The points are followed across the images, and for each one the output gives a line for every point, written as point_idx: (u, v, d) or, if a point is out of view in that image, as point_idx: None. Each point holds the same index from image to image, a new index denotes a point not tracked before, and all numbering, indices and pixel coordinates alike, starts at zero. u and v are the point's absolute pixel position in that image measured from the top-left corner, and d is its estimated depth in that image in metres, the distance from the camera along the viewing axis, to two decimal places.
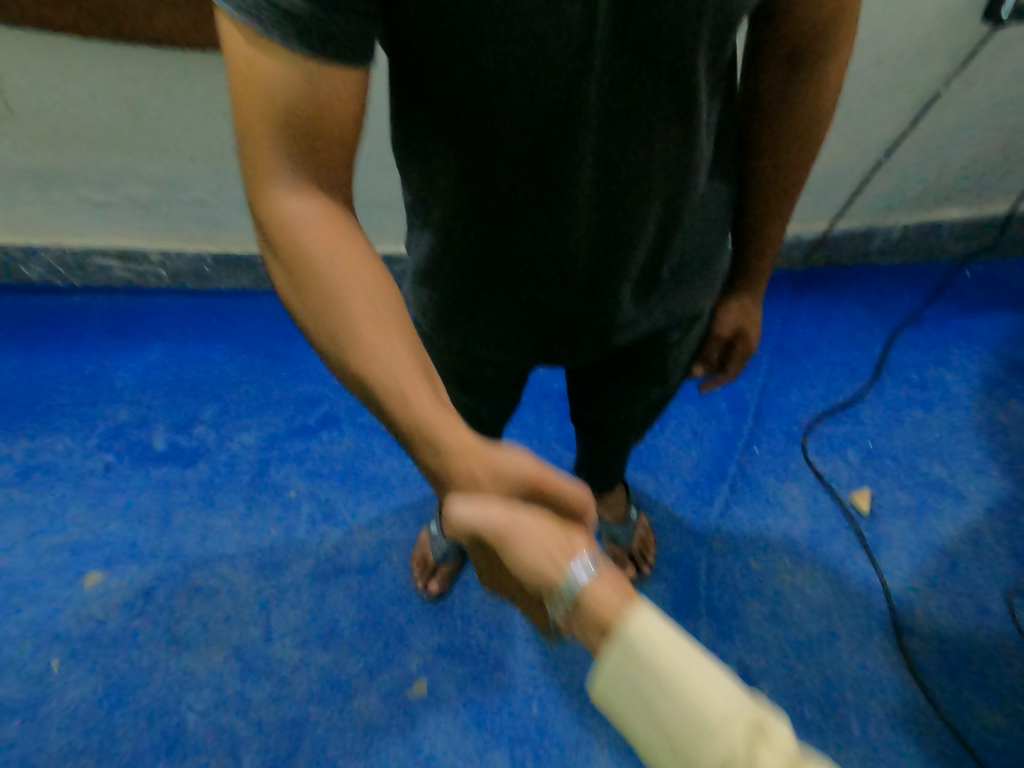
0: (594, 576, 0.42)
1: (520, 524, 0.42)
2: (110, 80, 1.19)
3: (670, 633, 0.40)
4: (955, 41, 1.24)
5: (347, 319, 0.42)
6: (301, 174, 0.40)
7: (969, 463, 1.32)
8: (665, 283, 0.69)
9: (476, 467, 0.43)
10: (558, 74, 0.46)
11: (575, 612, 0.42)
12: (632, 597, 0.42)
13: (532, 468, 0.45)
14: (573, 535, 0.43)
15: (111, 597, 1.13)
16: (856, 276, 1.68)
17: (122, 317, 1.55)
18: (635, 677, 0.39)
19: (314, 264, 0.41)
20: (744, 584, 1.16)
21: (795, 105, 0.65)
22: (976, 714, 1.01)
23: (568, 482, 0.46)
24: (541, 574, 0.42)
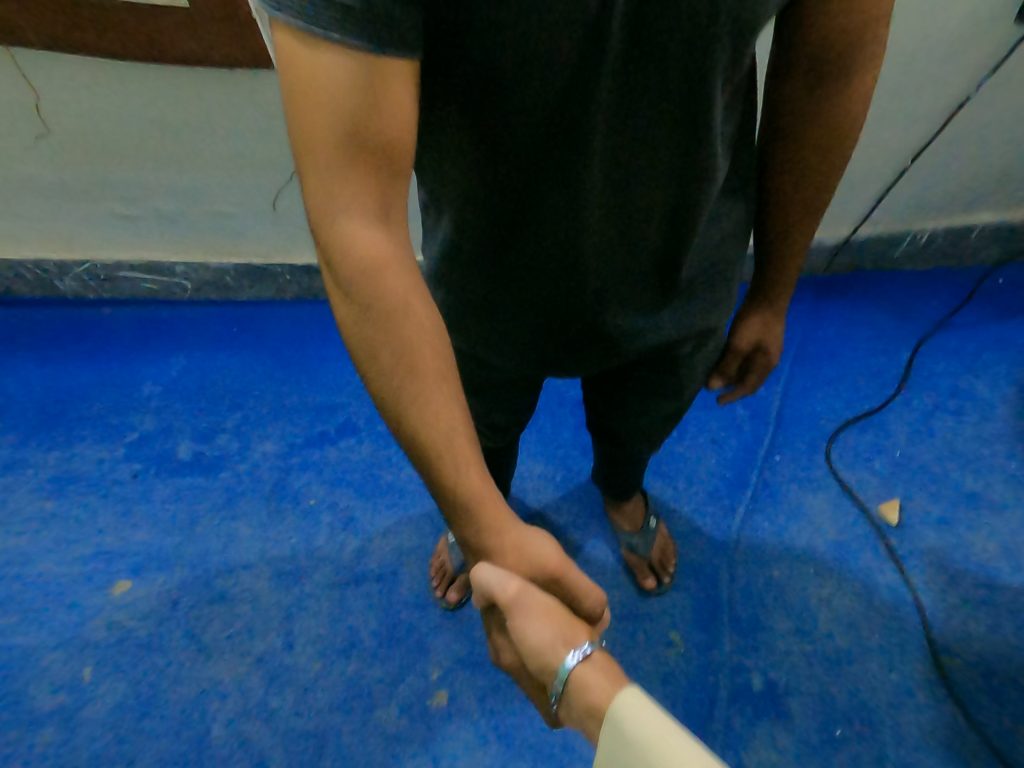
0: (584, 661, 0.43)
1: (531, 606, 0.42)
2: (138, 99, 1.22)
3: (653, 717, 0.39)
4: (982, 41, 1.22)
5: (403, 365, 0.42)
6: (368, 206, 0.40)
7: (1003, 473, 1.27)
8: (681, 288, 0.68)
9: (505, 540, 0.45)
10: (566, 75, 0.46)
11: (569, 696, 0.43)
12: (628, 687, 0.42)
13: (559, 559, 0.45)
14: (576, 628, 0.44)
15: (136, 604, 1.15)
16: (880, 281, 1.65)
17: (148, 328, 1.59)
18: (624, 765, 0.39)
19: (374, 304, 0.42)
20: (768, 597, 1.13)
21: (820, 120, 0.64)
22: (1015, 734, 0.97)
23: (590, 584, 0.46)
24: (539, 657, 0.43)
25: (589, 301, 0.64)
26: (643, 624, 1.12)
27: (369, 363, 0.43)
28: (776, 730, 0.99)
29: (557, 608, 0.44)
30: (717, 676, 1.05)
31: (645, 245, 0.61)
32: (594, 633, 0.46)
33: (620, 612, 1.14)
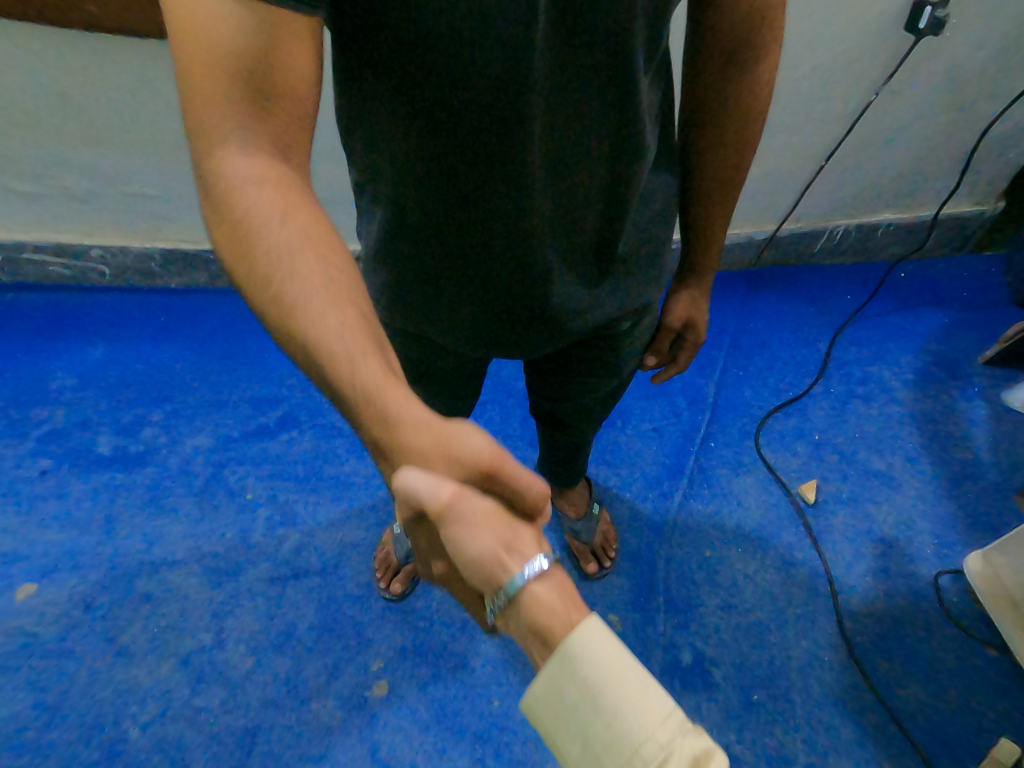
0: (539, 574, 0.38)
1: (467, 512, 0.37)
2: (41, 67, 1.14)
3: (612, 653, 0.38)
4: (882, 52, 1.32)
5: (290, 280, 0.38)
6: (249, 133, 0.39)
7: (906, 453, 1.39)
8: (616, 267, 0.70)
9: (424, 442, 0.38)
10: (500, 39, 0.46)
11: (517, 608, 0.38)
12: (585, 615, 0.39)
13: (491, 453, 0.39)
14: (518, 529, 0.39)
15: (46, 608, 1.08)
16: (804, 276, 1.76)
17: (63, 316, 1.48)
18: (572, 692, 0.37)
19: (255, 231, 0.38)
20: (699, 575, 1.19)
21: (732, 104, 0.68)
22: (910, 690, 1.06)
23: (528, 477, 0.40)
24: (480, 568, 0.38)
25: (531, 277, 0.64)
26: (584, 604, 1.15)
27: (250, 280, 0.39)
28: (701, 699, 1.04)
29: (497, 509, 0.39)
30: (651, 651, 1.09)
31: (583, 221, 0.62)
32: (544, 536, 0.41)
33: None
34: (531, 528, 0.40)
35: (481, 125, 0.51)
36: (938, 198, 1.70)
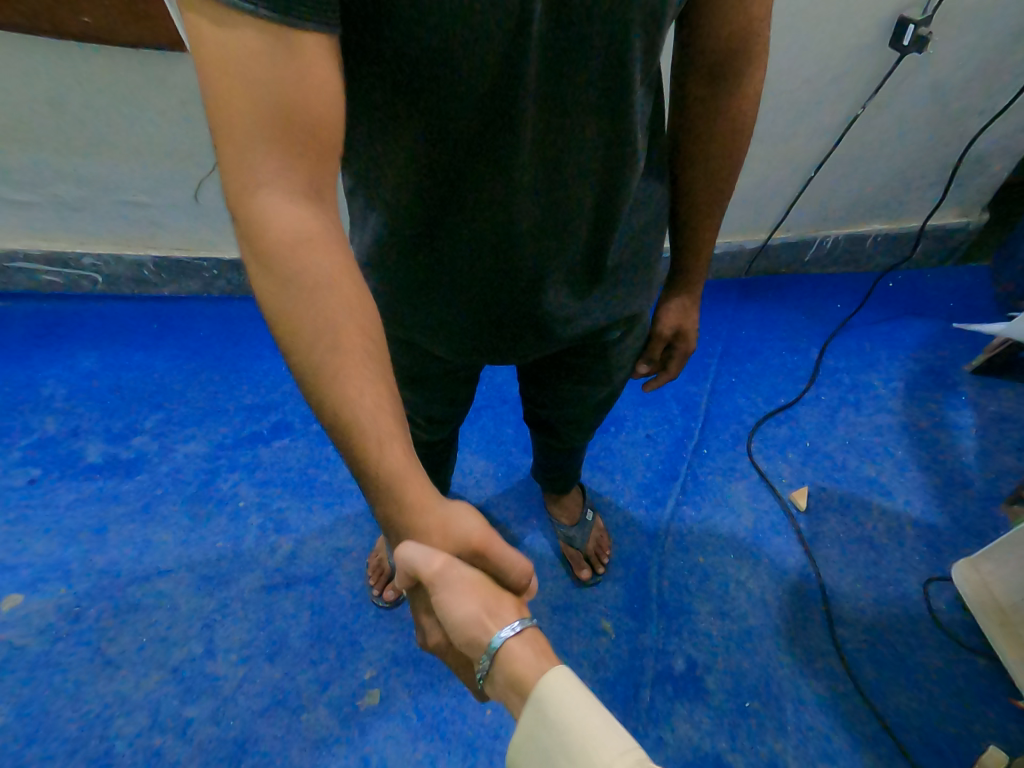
0: (517, 635, 0.42)
1: (455, 580, 0.41)
2: (33, 77, 1.14)
3: (575, 694, 0.41)
4: (867, 67, 1.35)
5: (319, 334, 0.40)
6: (284, 177, 0.38)
7: (895, 460, 1.40)
8: (609, 277, 0.70)
9: (426, 513, 0.42)
10: (502, 67, 0.48)
11: (497, 669, 0.42)
12: (555, 664, 0.43)
13: (482, 531, 0.44)
14: (501, 598, 0.43)
15: (33, 618, 1.07)
16: (795, 285, 1.78)
17: (55, 324, 1.48)
18: (542, 738, 0.40)
19: (284, 275, 0.40)
20: (692, 581, 1.20)
21: (719, 118, 0.70)
22: (901, 696, 1.07)
23: (514, 555, 0.45)
24: (465, 631, 0.41)
25: (527, 295, 0.66)
26: (577, 612, 1.15)
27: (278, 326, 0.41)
28: (694, 706, 1.04)
29: (483, 581, 0.43)
30: (643, 658, 1.09)
31: (579, 237, 0.63)
32: (524, 605, 0.45)
33: (556, 602, 1.17)
34: (513, 598, 0.45)
35: (485, 153, 0.53)
36: (925, 209, 1.73)
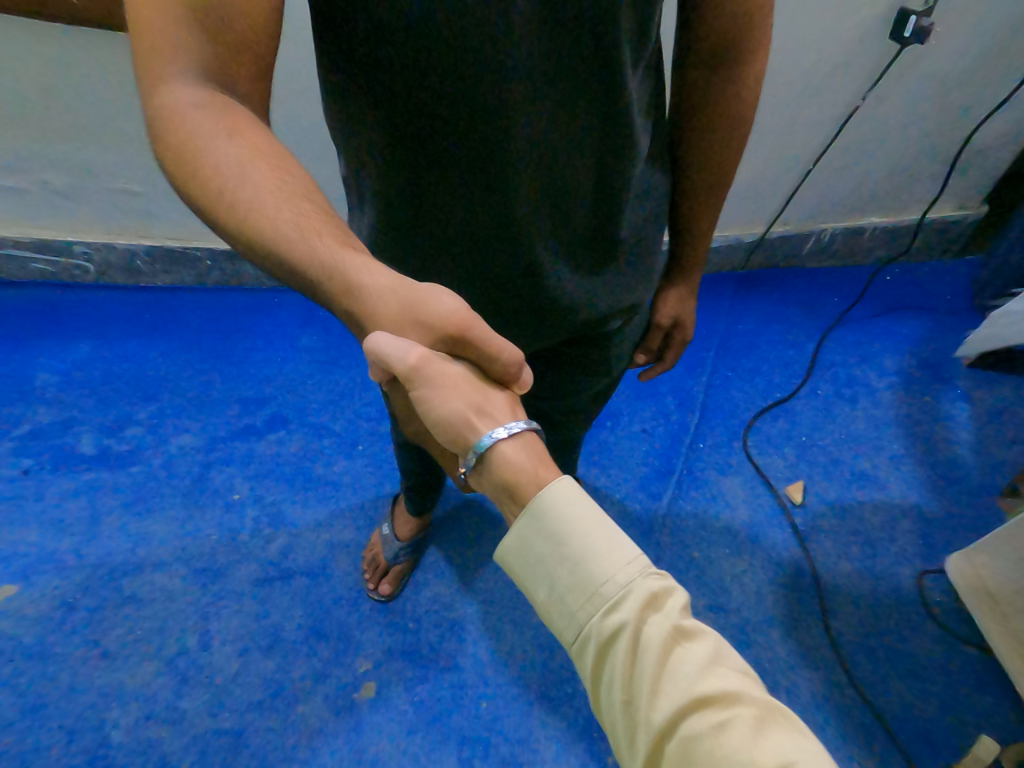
0: (510, 437, 0.42)
1: (436, 372, 0.42)
2: (19, 61, 1.12)
3: (584, 512, 0.40)
4: (869, 57, 1.33)
5: (243, 184, 0.39)
6: (185, 53, 0.38)
7: (890, 454, 1.40)
8: (610, 261, 0.69)
9: (394, 306, 0.42)
10: (490, 53, 0.47)
11: (485, 468, 0.42)
12: (558, 474, 0.42)
13: (459, 316, 0.42)
14: (487, 395, 0.44)
15: (26, 609, 1.07)
16: (792, 279, 1.77)
17: (46, 314, 1.46)
18: (546, 547, 0.39)
19: (198, 144, 0.38)
20: (687, 574, 1.20)
21: (717, 97, 0.68)
22: (893, 690, 1.07)
23: (496, 347, 0.43)
24: (453, 428, 0.43)
25: (528, 283, 0.64)
26: None
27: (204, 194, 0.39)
28: None
29: (466, 376, 0.44)
30: None
31: (576, 217, 0.62)
32: (517, 406, 0.45)
33: None
34: (501, 395, 0.45)
35: (465, 111, 0.50)
36: (922, 203, 1.72)
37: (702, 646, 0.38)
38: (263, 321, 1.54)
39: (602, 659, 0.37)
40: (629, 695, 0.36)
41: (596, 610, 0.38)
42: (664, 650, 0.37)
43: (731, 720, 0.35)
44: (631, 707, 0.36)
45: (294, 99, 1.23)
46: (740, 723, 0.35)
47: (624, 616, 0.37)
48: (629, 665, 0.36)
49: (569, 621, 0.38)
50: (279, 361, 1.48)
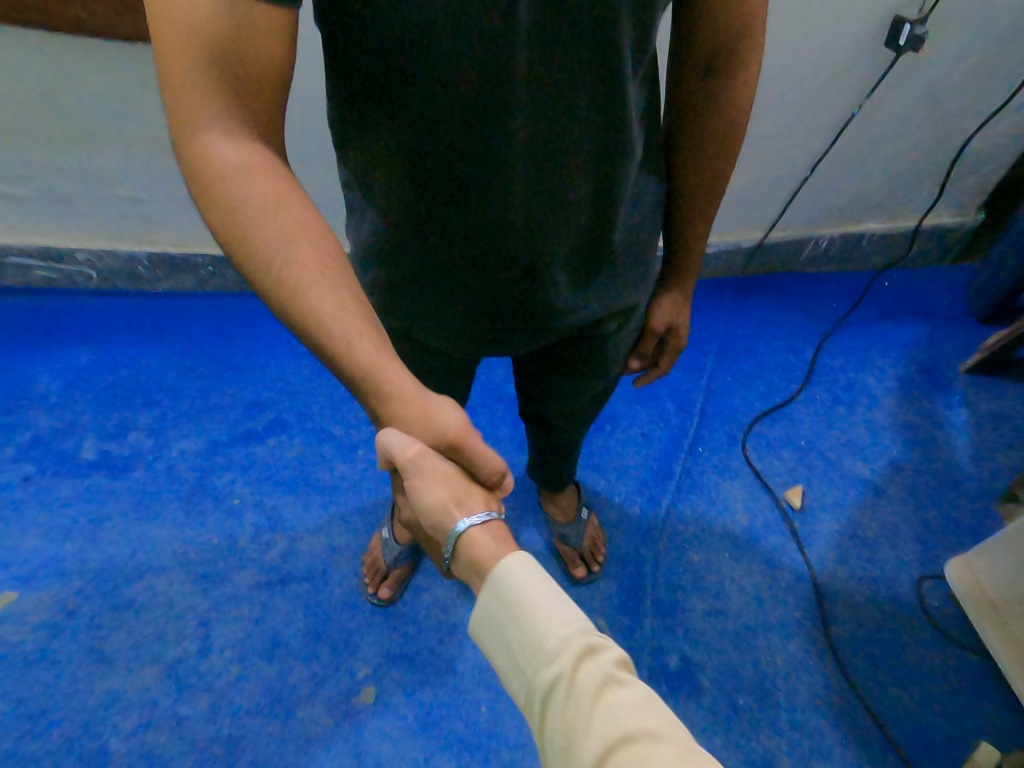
0: (480, 525, 0.45)
1: (430, 470, 0.44)
2: (23, 70, 1.13)
3: (529, 572, 0.42)
4: (864, 66, 1.35)
5: (285, 259, 0.41)
6: (236, 126, 0.40)
7: (888, 459, 1.41)
8: (605, 267, 0.69)
9: (409, 405, 0.44)
10: (489, 62, 0.48)
11: (458, 552, 0.45)
12: (515, 549, 0.45)
13: (459, 426, 0.45)
14: (469, 490, 0.46)
15: (26, 614, 1.07)
16: (791, 284, 1.78)
17: (48, 321, 1.47)
18: (496, 607, 0.41)
19: (243, 218, 0.41)
20: (687, 578, 1.20)
21: (713, 106, 0.69)
22: (893, 694, 1.07)
23: (489, 453, 0.47)
24: (433, 515, 0.45)
25: (523, 287, 0.65)
26: None
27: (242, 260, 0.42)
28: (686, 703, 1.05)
29: (454, 473, 0.46)
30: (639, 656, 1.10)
31: (574, 224, 0.62)
32: (493, 498, 0.48)
33: None
34: (482, 490, 0.48)
35: (463, 118, 0.51)
36: (919, 209, 1.74)
37: (636, 693, 0.39)
38: (264, 326, 1.55)
39: (544, 712, 0.38)
40: (567, 743, 0.37)
41: (539, 664, 0.39)
42: (596, 698, 0.38)
43: (653, 756, 0.35)
44: (567, 756, 0.37)
45: (295, 106, 1.24)
46: (662, 759, 0.35)
47: (560, 665, 0.38)
48: (566, 714, 0.37)
49: (519, 678, 0.40)
50: (280, 366, 1.49)
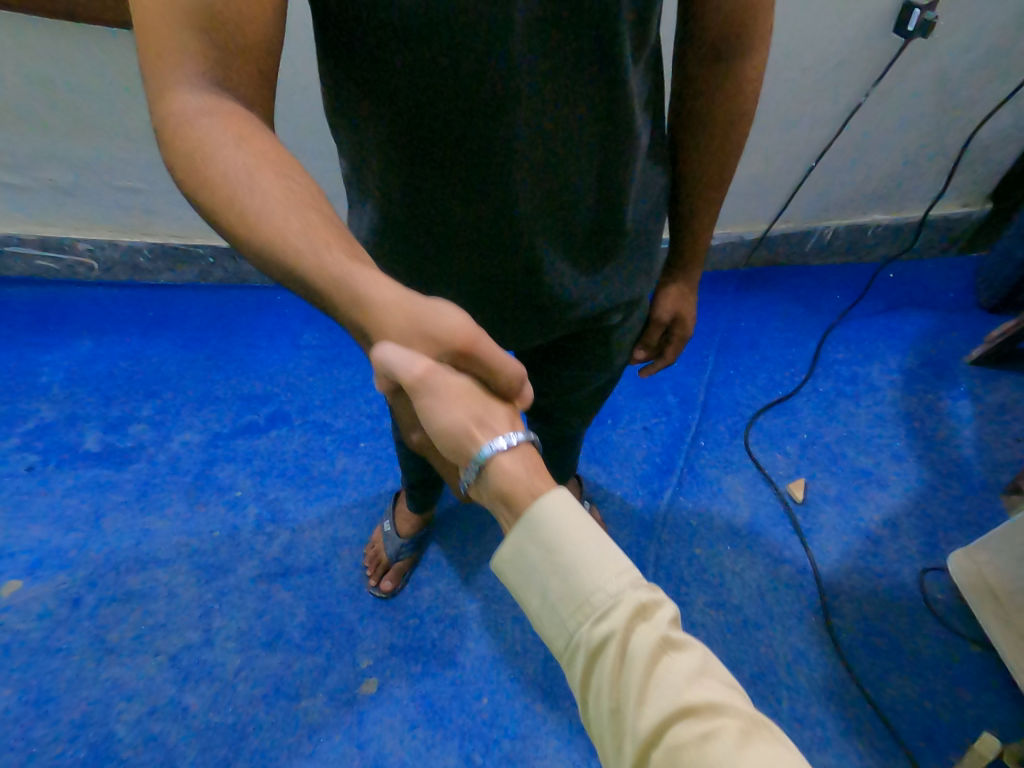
0: (509, 447, 0.42)
1: (443, 388, 0.41)
2: (21, 58, 1.12)
3: (576, 521, 0.39)
4: (872, 53, 1.33)
5: (251, 190, 0.38)
6: (193, 61, 0.37)
7: (892, 452, 1.40)
8: (609, 259, 0.69)
9: (398, 316, 0.40)
10: (491, 49, 0.47)
11: (484, 479, 0.42)
12: (553, 485, 0.42)
13: (468, 329, 0.41)
14: (490, 407, 0.43)
15: (30, 604, 1.07)
16: (795, 276, 1.77)
17: (48, 312, 1.47)
18: (538, 556, 0.39)
19: (204, 151, 0.37)
20: (688, 571, 1.20)
21: (719, 94, 0.68)
22: (894, 687, 1.07)
23: (503, 359, 0.43)
24: (453, 438, 0.42)
25: (528, 279, 0.64)
26: None
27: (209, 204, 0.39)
28: None
29: (470, 388, 0.42)
30: None
31: (577, 214, 0.62)
32: (517, 415, 0.45)
33: None
34: (503, 406, 0.44)
35: (465, 108, 0.50)
36: (925, 201, 1.72)
37: (691, 656, 0.38)
38: (264, 318, 1.54)
39: (591, 669, 0.37)
40: (617, 704, 0.36)
41: (585, 620, 0.38)
42: (652, 661, 0.37)
43: (716, 732, 0.35)
44: (617, 717, 0.36)
45: (295, 95, 1.23)
46: (724, 732, 0.35)
47: (611, 625, 0.37)
48: (617, 675, 0.36)
49: (560, 630, 0.38)
50: (281, 358, 1.48)
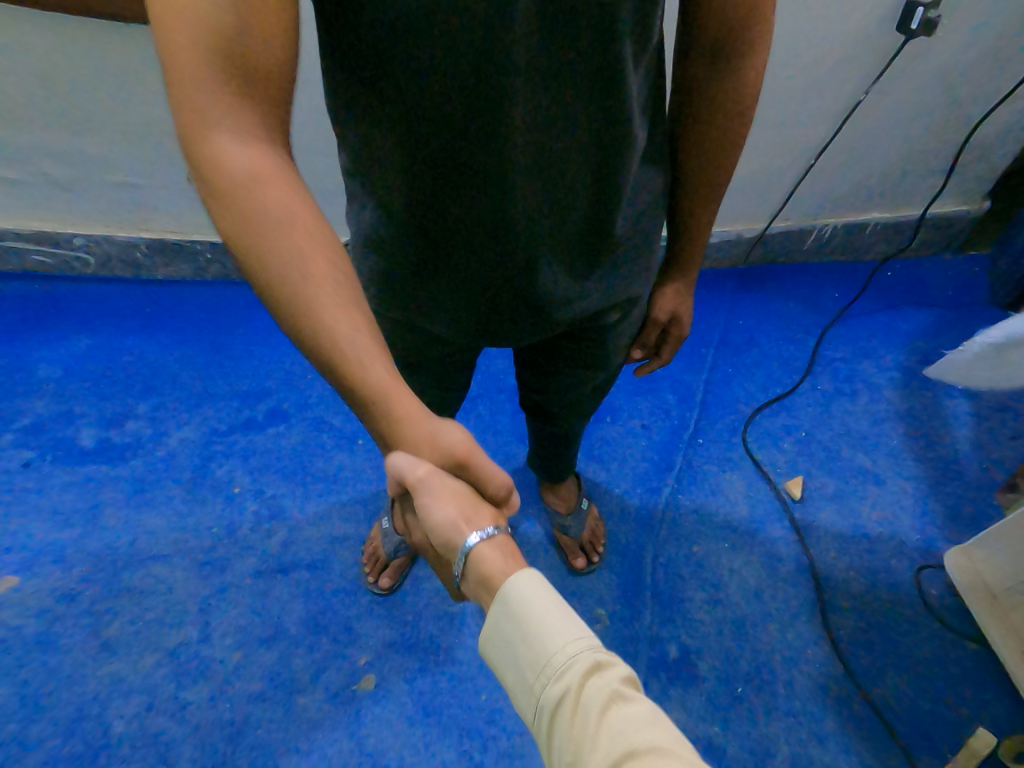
0: (488, 540, 0.45)
1: (440, 488, 0.43)
2: (17, 52, 1.12)
3: (536, 588, 0.43)
4: (872, 51, 1.32)
5: (300, 276, 0.40)
6: (246, 123, 0.38)
7: (890, 450, 1.40)
8: (603, 259, 0.68)
9: (417, 427, 0.43)
10: (489, 50, 0.47)
11: (468, 569, 0.45)
12: (523, 566, 0.45)
13: (465, 444, 0.46)
14: (478, 508, 0.46)
15: (28, 599, 1.07)
16: (794, 274, 1.77)
17: (45, 308, 1.46)
18: (505, 625, 0.42)
19: (255, 223, 0.39)
20: (686, 568, 1.20)
21: (719, 92, 0.68)
22: (890, 683, 1.08)
23: (494, 467, 0.47)
24: (442, 533, 0.45)
25: (522, 279, 0.64)
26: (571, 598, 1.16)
27: (250, 264, 0.40)
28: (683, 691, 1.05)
29: (464, 491, 0.45)
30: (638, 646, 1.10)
31: (572, 215, 0.61)
32: (501, 516, 0.48)
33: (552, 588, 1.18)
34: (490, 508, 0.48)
35: (461, 108, 0.50)
36: (924, 198, 1.72)
37: (643, 708, 0.39)
38: (262, 314, 1.54)
39: (552, 730, 0.39)
40: (574, 759, 0.37)
41: (546, 681, 0.40)
42: (603, 713, 0.38)
43: None
44: None
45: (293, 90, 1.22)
46: None
47: (567, 681, 0.39)
48: (575, 731, 0.38)
49: (527, 695, 0.40)
50: (279, 355, 1.48)
